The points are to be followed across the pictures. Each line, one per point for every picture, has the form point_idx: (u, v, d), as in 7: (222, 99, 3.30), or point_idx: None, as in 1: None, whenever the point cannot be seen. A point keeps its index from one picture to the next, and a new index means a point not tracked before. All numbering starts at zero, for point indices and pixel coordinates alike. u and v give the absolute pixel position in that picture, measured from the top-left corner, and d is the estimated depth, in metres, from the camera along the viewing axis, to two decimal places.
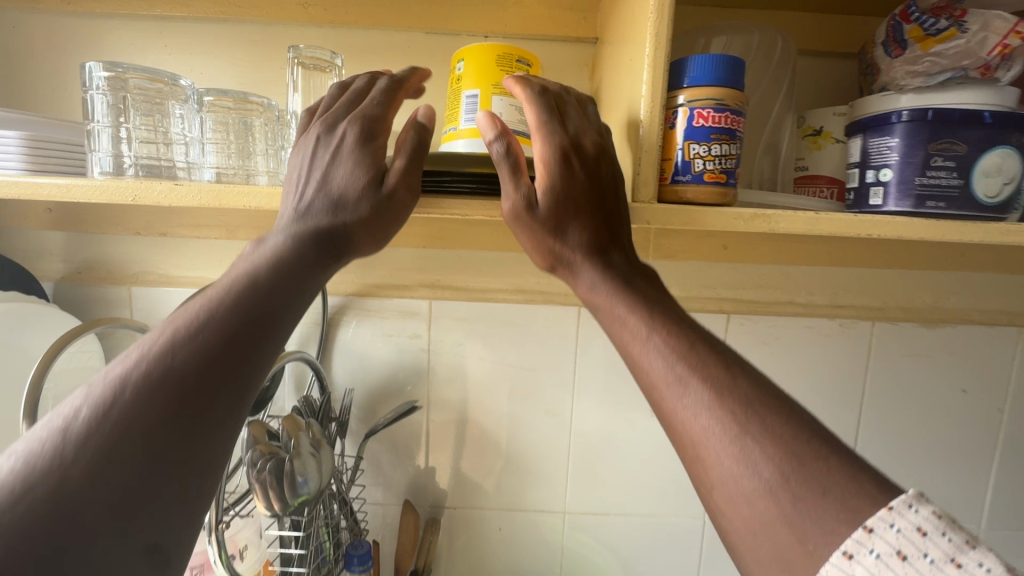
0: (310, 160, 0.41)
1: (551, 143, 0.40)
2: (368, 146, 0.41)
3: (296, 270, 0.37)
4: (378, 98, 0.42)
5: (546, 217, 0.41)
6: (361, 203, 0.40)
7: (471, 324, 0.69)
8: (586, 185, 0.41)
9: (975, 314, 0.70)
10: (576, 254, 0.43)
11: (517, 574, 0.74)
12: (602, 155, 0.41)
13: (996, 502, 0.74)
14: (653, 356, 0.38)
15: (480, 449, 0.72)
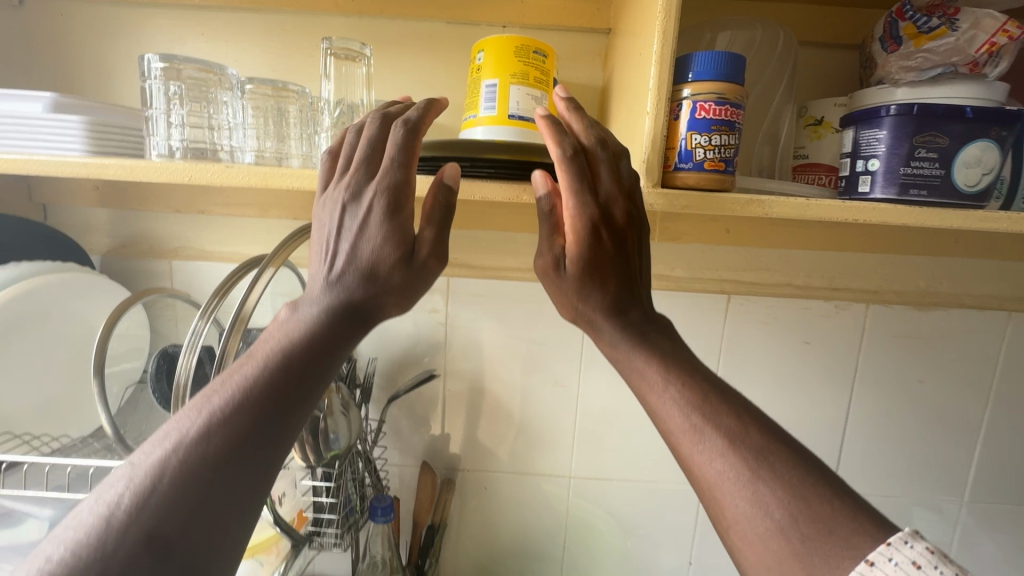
0: (338, 231, 0.42)
1: (580, 218, 0.44)
2: (398, 216, 0.42)
3: (326, 346, 0.41)
4: (397, 154, 0.41)
5: (574, 279, 0.47)
6: (394, 275, 0.42)
7: (486, 301, 0.74)
8: (610, 255, 0.46)
9: (967, 298, 0.73)
10: (598, 313, 0.47)
11: (525, 532, 0.80)
12: (626, 224, 0.45)
13: (980, 476, 0.78)
14: (668, 407, 0.43)
15: (493, 416, 0.77)
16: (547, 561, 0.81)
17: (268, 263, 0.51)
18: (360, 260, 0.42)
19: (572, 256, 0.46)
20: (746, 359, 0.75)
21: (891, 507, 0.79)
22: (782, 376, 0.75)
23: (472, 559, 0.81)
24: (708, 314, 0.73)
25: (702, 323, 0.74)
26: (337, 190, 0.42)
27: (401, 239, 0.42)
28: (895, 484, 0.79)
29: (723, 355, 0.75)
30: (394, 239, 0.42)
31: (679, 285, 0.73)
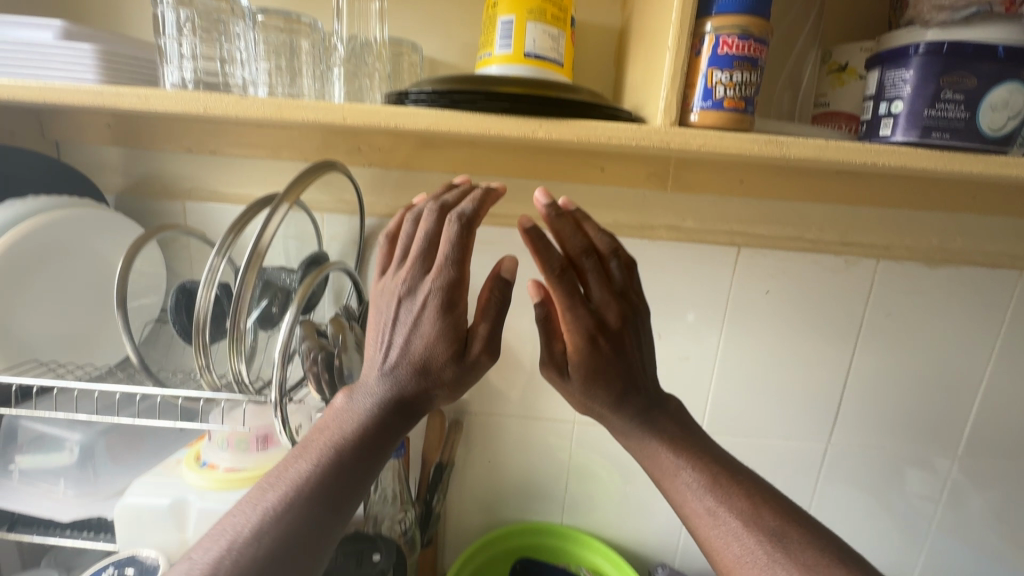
0: (395, 321, 0.46)
1: (576, 327, 0.48)
2: (453, 312, 0.45)
3: (380, 433, 0.44)
4: (451, 250, 0.45)
5: (579, 382, 0.50)
6: (445, 368, 0.46)
7: (496, 248, 0.74)
8: (609, 357, 0.49)
9: (980, 256, 0.73)
10: (604, 408, 0.50)
11: (528, 474, 0.84)
12: (620, 325, 0.49)
13: (975, 433, 0.80)
14: (683, 490, 0.46)
15: (500, 363, 0.79)
16: (550, 501, 0.85)
17: (283, 201, 0.50)
18: (412, 353, 0.45)
19: (573, 364, 0.49)
20: (752, 311, 0.76)
21: (884, 459, 0.82)
22: (788, 330, 0.76)
23: (478, 497, 0.85)
24: (717, 266, 0.74)
25: (709, 274, 0.74)
26: (394, 284, 0.46)
27: (452, 336, 0.45)
28: (891, 437, 0.81)
29: (729, 307, 0.76)
30: (447, 334, 0.45)
31: (689, 236, 0.73)
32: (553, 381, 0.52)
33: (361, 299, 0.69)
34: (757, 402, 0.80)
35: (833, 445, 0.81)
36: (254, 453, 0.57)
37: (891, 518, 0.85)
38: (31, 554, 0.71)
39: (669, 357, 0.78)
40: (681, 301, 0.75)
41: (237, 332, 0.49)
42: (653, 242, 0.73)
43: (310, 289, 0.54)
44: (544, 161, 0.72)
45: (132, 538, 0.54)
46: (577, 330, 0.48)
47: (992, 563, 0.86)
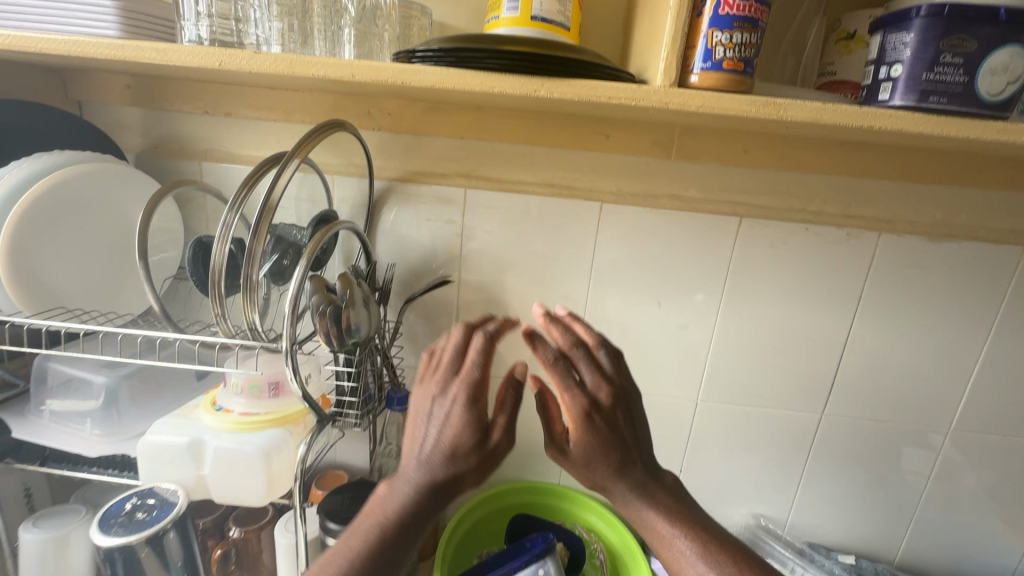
0: (428, 418, 0.46)
1: (573, 405, 0.47)
2: (478, 410, 0.45)
3: (413, 524, 0.44)
4: (479, 356, 0.46)
5: (578, 458, 0.47)
6: (469, 459, 0.44)
7: (501, 214, 0.76)
8: (607, 436, 0.47)
9: (983, 232, 0.73)
10: (607, 479, 0.47)
11: (529, 435, 0.87)
12: (616, 405, 0.48)
13: (970, 408, 0.81)
14: (680, 558, 0.46)
15: (503, 327, 0.82)
16: (548, 462, 0.88)
17: (294, 156, 0.51)
18: (439, 448, 0.44)
19: (572, 443, 0.47)
20: (752, 282, 0.77)
21: (878, 432, 0.83)
22: (787, 302, 0.78)
23: None
24: (718, 236, 0.75)
25: (710, 244, 0.76)
26: (428, 388, 0.47)
27: (474, 431, 0.44)
28: (886, 411, 0.82)
29: (729, 277, 0.77)
30: (472, 427, 0.44)
31: (691, 206, 0.74)
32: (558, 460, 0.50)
33: (369, 257, 0.72)
34: (754, 372, 0.81)
35: (828, 417, 0.83)
36: (266, 400, 0.60)
37: (884, 490, 0.86)
38: (61, 491, 0.76)
39: (669, 325, 0.80)
40: (681, 269, 0.77)
41: (250, 284, 0.51)
42: (655, 210, 0.75)
43: (319, 245, 0.56)
44: (550, 128, 0.73)
45: (153, 473, 0.58)
46: (573, 407, 0.47)
47: (981, 537, 0.87)
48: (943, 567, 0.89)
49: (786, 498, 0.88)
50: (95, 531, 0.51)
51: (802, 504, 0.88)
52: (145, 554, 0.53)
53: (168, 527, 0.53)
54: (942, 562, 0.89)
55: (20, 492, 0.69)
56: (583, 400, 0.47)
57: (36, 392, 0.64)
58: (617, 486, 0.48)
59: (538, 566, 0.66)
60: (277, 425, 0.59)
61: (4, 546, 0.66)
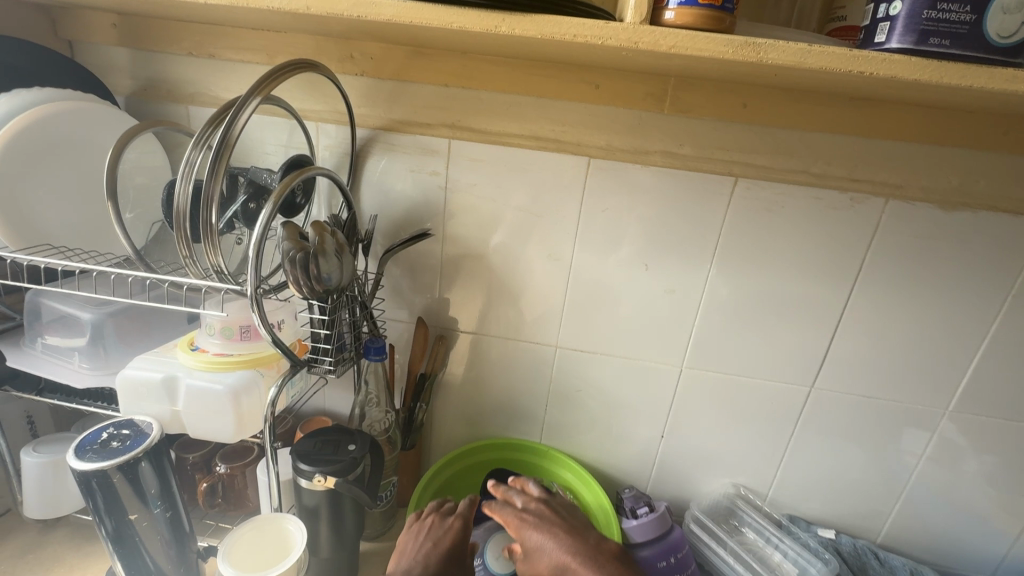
0: (422, 539, 0.60)
1: (510, 516, 0.61)
2: (464, 537, 0.61)
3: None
4: (465, 503, 0.65)
5: (530, 550, 0.58)
6: (455, 569, 0.58)
7: (486, 167, 0.74)
8: (550, 520, 0.60)
9: (1002, 201, 0.68)
10: (562, 556, 0.56)
11: (512, 393, 0.87)
12: (549, 508, 0.62)
13: (972, 389, 0.77)
14: None
15: (487, 283, 0.81)
16: (530, 421, 0.89)
17: (255, 93, 0.50)
18: (432, 559, 0.58)
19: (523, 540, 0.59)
20: (744, 248, 0.74)
21: (870, 409, 0.81)
22: (781, 270, 0.74)
23: (464, 411, 0.90)
24: (711, 197, 0.72)
25: (703, 205, 0.72)
26: (421, 521, 0.62)
27: (458, 550, 0.59)
28: (880, 387, 0.79)
29: (721, 242, 0.74)
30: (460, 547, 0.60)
31: (684, 164, 0.71)
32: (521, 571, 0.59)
33: (349, 206, 0.71)
34: (742, 342, 0.79)
35: (818, 391, 0.80)
36: (239, 342, 0.62)
37: (875, 468, 0.84)
38: (63, 422, 0.80)
39: (656, 289, 0.78)
40: (671, 232, 0.74)
41: (213, 225, 0.51)
42: (646, 167, 0.72)
43: (286, 188, 0.55)
44: (538, 77, 0.69)
45: (133, 406, 0.60)
46: (518, 512, 0.61)
47: (973, 521, 0.85)
48: (930, 549, 0.87)
49: (770, 471, 0.87)
50: (70, 455, 0.54)
51: (786, 478, 0.87)
52: (117, 479, 0.55)
53: (140, 456, 0.55)
54: (930, 543, 0.87)
55: (22, 419, 0.73)
56: (527, 505, 0.62)
57: (29, 326, 0.67)
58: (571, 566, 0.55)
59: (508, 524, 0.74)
60: (248, 367, 0.60)
61: (9, 467, 0.71)
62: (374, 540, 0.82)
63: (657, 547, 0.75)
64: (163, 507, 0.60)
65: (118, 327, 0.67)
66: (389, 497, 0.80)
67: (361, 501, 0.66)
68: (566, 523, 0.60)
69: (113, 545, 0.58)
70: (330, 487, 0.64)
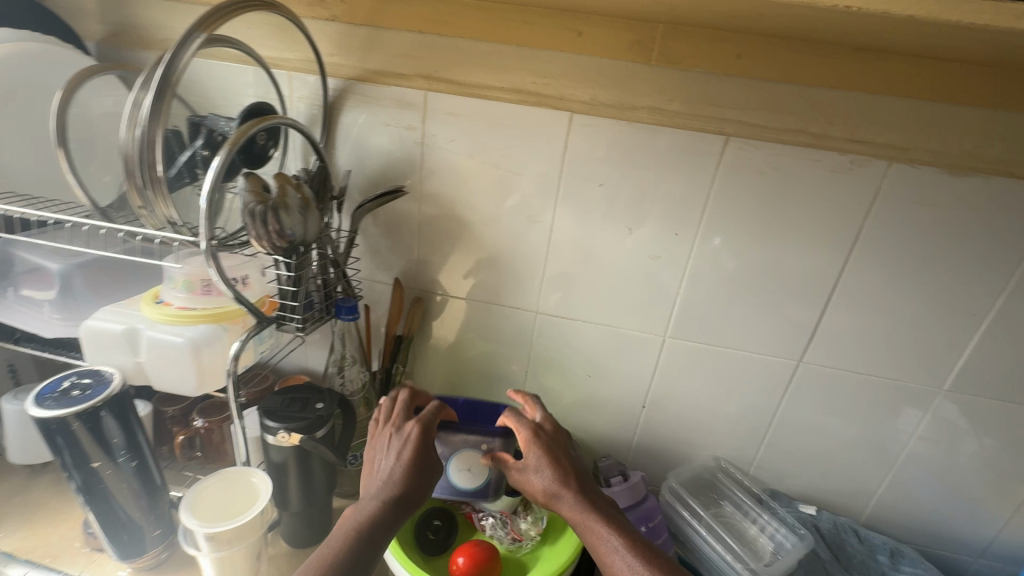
0: (388, 451, 0.60)
1: (524, 429, 0.62)
2: (425, 444, 0.60)
3: (381, 531, 0.56)
4: (426, 407, 0.64)
5: (537, 464, 0.59)
6: (421, 475, 0.59)
7: (463, 122, 0.71)
8: (551, 445, 0.61)
9: (1016, 167, 0.62)
10: (557, 482, 0.58)
11: (491, 356, 0.86)
12: (557, 434, 0.63)
13: (969, 367, 0.74)
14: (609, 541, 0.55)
15: (465, 245, 0.79)
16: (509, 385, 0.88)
17: (198, 29, 0.49)
18: (397, 473, 0.58)
19: (529, 454, 0.60)
20: (733, 213, 0.70)
21: (861, 386, 0.77)
22: (773, 237, 0.70)
23: (443, 373, 0.89)
24: (700, 157, 0.68)
25: (690, 166, 0.68)
26: (385, 431, 0.62)
27: (426, 459, 0.60)
28: (873, 364, 0.76)
29: (709, 206, 0.70)
30: (423, 454, 0.59)
31: (672, 121, 0.66)
32: (520, 478, 0.61)
33: (320, 160, 0.69)
34: (729, 312, 0.76)
35: (806, 365, 0.77)
36: (202, 297, 0.61)
37: (864, 446, 0.81)
38: (47, 372, 0.82)
39: (638, 254, 0.74)
40: (655, 194, 0.71)
41: (158, 171, 0.51)
42: (631, 124, 0.67)
43: (242, 136, 0.53)
44: (517, 24, 0.65)
45: (98, 356, 0.61)
46: (526, 430, 0.62)
47: (964, 504, 0.82)
48: (915, 529, 0.85)
49: (752, 445, 0.85)
50: (30, 404, 0.55)
51: (769, 452, 0.85)
52: (76, 428, 0.55)
53: (100, 405, 0.56)
54: (916, 523, 0.85)
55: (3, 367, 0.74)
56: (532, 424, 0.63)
57: None
58: (564, 493, 0.58)
59: (482, 440, 0.66)
60: (210, 321, 0.60)
61: None
62: (350, 497, 0.83)
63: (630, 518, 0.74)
64: (128, 457, 0.60)
65: (88, 278, 0.66)
66: (365, 455, 0.80)
67: (328, 459, 0.66)
68: (561, 449, 0.61)
69: (82, 494, 0.58)
70: (296, 444, 0.64)
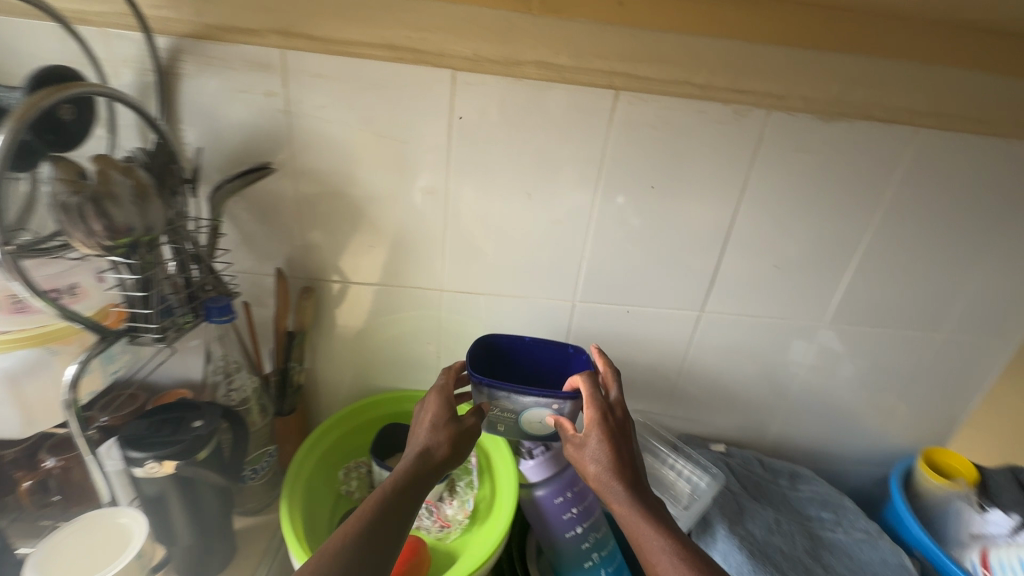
0: (421, 420, 0.60)
1: (593, 407, 0.59)
2: (451, 408, 0.61)
3: (414, 491, 0.54)
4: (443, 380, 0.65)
5: (599, 443, 0.56)
6: (450, 433, 0.58)
7: (334, 85, 0.63)
8: (615, 430, 0.58)
9: (877, 111, 0.66)
10: (609, 469, 0.55)
11: (399, 341, 0.81)
12: (622, 421, 0.60)
13: (845, 300, 0.80)
14: (651, 536, 0.51)
15: (354, 224, 0.71)
16: (423, 368, 0.84)
17: None
18: (426, 435, 0.58)
19: (592, 435, 0.57)
20: (631, 169, 0.69)
21: (757, 328, 0.82)
22: (670, 191, 0.70)
23: (350, 364, 0.82)
24: (591, 114, 0.65)
25: (584, 124, 0.66)
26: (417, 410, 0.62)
27: (457, 427, 0.59)
28: (766, 306, 0.80)
29: (605, 164, 0.68)
30: (450, 414, 0.60)
31: (560, 76, 0.63)
32: (577, 454, 0.58)
33: (159, 136, 0.57)
34: (634, 269, 0.76)
35: (707, 314, 0.80)
36: (15, 317, 0.49)
37: (763, 381, 0.87)
38: None
39: (540, 220, 0.72)
40: (551, 156, 0.68)
41: None
42: (519, 81, 0.63)
43: (33, 107, 0.42)
44: None
45: None
46: (594, 409, 0.59)
47: (845, 421, 0.92)
48: (808, 449, 0.94)
49: (665, 395, 0.88)
50: None
51: (680, 400, 0.89)
52: None
53: None
54: (809, 444, 0.94)
55: None
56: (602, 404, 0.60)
57: None
58: (615, 483, 0.54)
59: (552, 401, 0.64)
60: (32, 345, 0.50)
61: None
62: (256, 515, 0.75)
63: (554, 485, 0.73)
64: None
65: None
66: (266, 467, 0.73)
67: (215, 479, 0.59)
68: (621, 435, 0.58)
69: None
70: (172, 472, 0.55)
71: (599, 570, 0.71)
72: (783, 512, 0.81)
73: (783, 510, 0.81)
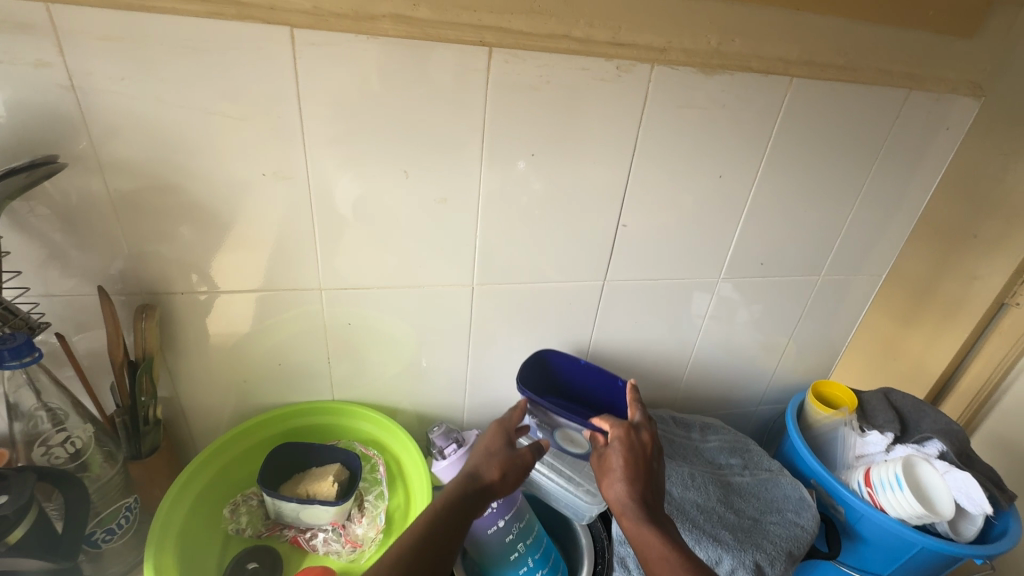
0: (478, 446, 0.64)
1: (614, 428, 0.64)
2: (509, 436, 0.65)
3: (467, 510, 0.56)
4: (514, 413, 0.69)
5: (618, 461, 0.61)
6: (501, 457, 0.62)
7: (135, 52, 0.50)
8: (632, 450, 0.62)
9: (755, 62, 0.66)
10: (620, 482, 0.59)
11: (280, 351, 0.71)
12: (644, 444, 0.63)
13: (737, 254, 0.82)
14: (652, 543, 0.55)
15: (195, 224, 0.59)
16: (314, 378, 0.74)
17: None
18: (479, 459, 0.62)
19: (614, 452, 0.62)
20: (515, 136, 0.63)
21: (658, 290, 0.82)
22: (558, 157, 0.65)
23: (225, 385, 0.71)
24: (463, 75, 0.58)
25: (457, 87, 0.58)
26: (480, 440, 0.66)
27: (510, 454, 0.62)
28: (665, 267, 0.80)
29: (486, 133, 0.62)
30: (503, 439, 0.65)
31: (422, 31, 0.54)
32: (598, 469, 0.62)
33: None
34: (531, 244, 0.71)
35: (610, 283, 0.78)
36: None
37: (670, 341, 0.88)
38: None
39: (422, 200, 0.64)
40: (425, 125, 0.59)
41: None
42: (375, 39, 0.54)
43: None
44: None
45: None
46: (616, 431, 0.63)
47: (746, 368, 0.96)
48: (714, 399, 0.98)
49: None
50: None
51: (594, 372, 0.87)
52: None
53: None
54: (714, 394, 0.98)
55: None
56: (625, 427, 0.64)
57: None
58: (626, 496, 0.58)
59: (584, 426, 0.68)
60: None
61: None
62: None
63: None
64: None
65: None
66: (126, 523, 0.61)
67: (35, 564, 0.47)
68: (646, 458, 0.62)
69: None
70: None
71: (526, 558, 0.69)
72: (695, 465, 0.83)
73: (696, 461, 0.83)
